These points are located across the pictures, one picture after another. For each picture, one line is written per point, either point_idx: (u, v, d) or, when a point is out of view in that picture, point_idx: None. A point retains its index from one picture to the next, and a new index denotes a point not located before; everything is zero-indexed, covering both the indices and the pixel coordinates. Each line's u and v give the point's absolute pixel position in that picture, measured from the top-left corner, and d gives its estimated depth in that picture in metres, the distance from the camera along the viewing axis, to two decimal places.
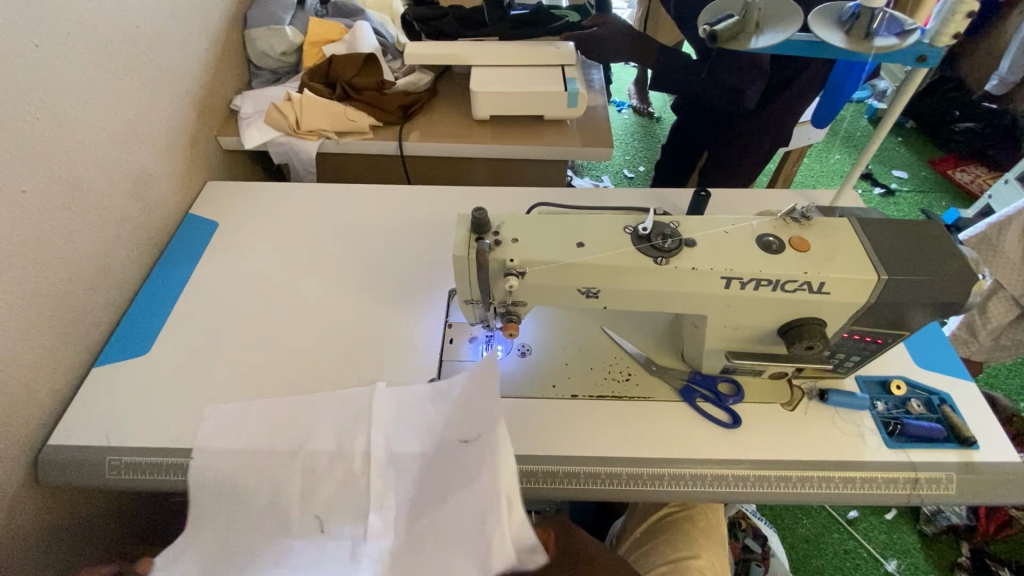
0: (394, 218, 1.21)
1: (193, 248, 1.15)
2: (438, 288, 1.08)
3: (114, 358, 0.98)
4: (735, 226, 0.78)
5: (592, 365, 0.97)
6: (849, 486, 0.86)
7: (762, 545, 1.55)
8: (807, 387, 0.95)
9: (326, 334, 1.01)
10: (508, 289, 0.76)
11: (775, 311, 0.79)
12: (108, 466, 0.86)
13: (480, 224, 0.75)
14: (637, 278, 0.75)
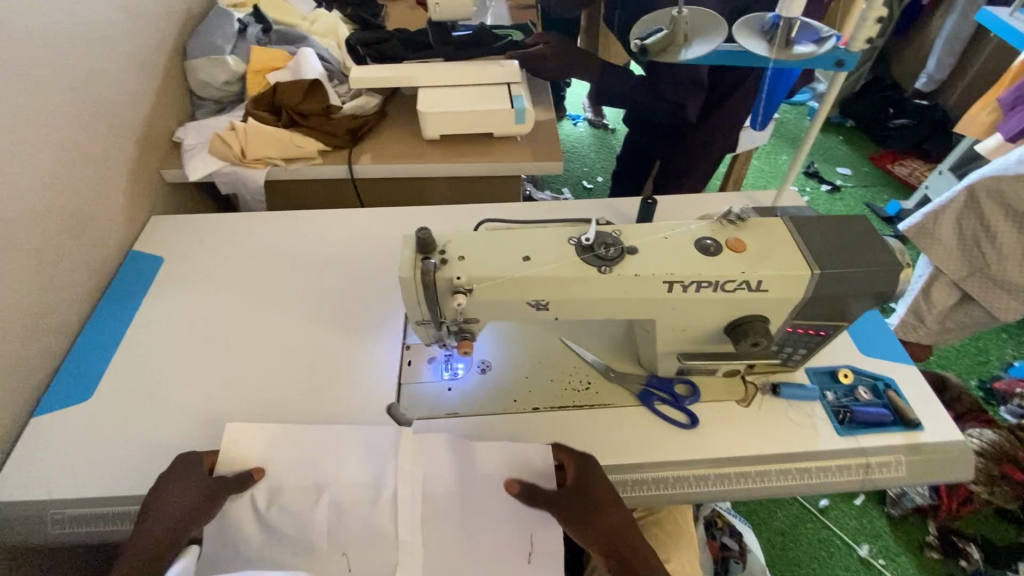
0: (348, 242, 1.20)
1: (138, 285, 1.12)
2: (394, 310, 1.07)
3: (53, 406, 0.93)
4: (675, 231, 0.80)
5: (551, 377, 0.97)
6: (805, 476, 0.89)
7: (738, 542, 1.57)
8: (760, 382, 0.97)
9: (280, 364, 0.99)
10: (457, 308, 0.76)
11: (720, 311, 0.81)
12: (51, 520, 0.82)
13: (425, 244, 0.75)
14: (583, 288, 0.76)
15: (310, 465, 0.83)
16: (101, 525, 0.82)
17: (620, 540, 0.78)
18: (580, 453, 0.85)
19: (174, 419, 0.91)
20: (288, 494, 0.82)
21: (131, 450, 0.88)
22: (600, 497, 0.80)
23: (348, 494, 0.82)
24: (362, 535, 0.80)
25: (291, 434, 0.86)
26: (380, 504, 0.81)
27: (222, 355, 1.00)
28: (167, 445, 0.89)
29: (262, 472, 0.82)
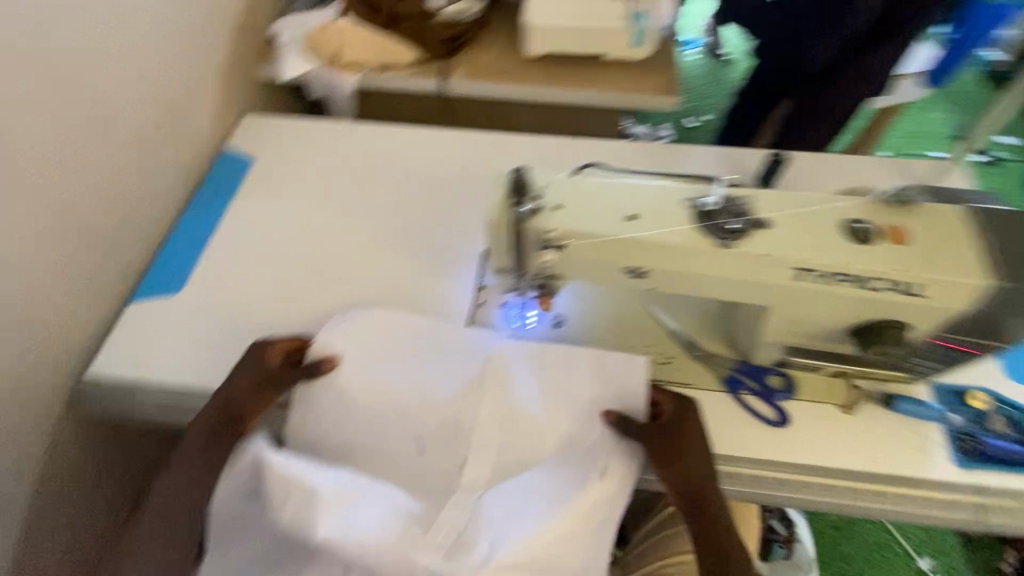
0: (431, 166, 1.13)
1: (227, 185, 1.12)
2: (472, 246, 1.01)
3: (147, 292, 0.97)
4: (816, 211, 0.67)
5: (629, 344, 0.89)
6: (898, 502, 0.79)
7: (787, 528, 1.45)
8: (871, 390, 0.85)
9: (353, 286, 0.97)
10: (544, 264, 0.68)
11: (852, 310, 0.68)
12: (141, 400, 0.88)
13: (520, 187, 0.67)
14: (695, 262, 0.65)
15: (384, 354, 0.85)
16: (184, 412, 0.87)
17: (706, 497, 0.74)
18: (683, 401, 0.80)
19: (254, 322, 0.93)
20: (369, 377, 0.82)
21: (213, 348, 0.91)
22: (693, 448, 0.76)
23: (429, 393, 0.82)
24: (437, 433, 0.80)
25: (379, 323, 0.87)
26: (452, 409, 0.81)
27: (300, 267, 1.00)
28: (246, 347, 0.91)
29: (333, 358, 0.82)
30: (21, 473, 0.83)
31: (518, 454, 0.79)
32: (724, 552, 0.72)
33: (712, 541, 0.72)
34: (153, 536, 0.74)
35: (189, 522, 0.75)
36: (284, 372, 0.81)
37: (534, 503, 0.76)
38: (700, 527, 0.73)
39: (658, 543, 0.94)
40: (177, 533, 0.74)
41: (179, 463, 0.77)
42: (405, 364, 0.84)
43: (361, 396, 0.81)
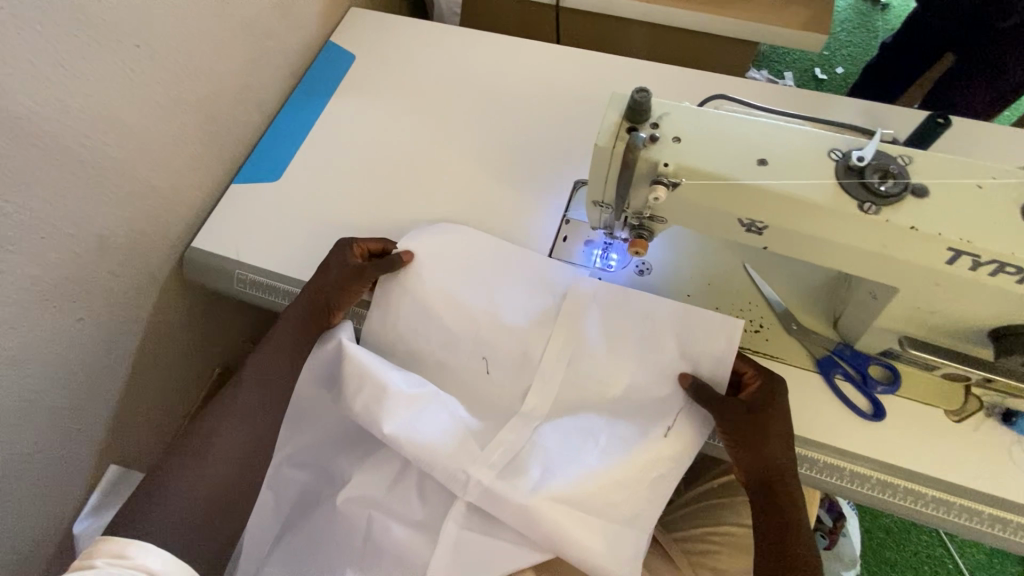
0: (535, 83, 1.06)
1: (329, 80, 1.11)
2: (566, 175, 0.96)
3: (248, 178, 1.01)
4: (995, 182, 0.56)
5: (717, 304, 0.83)
6: (997, 527, 0.70)
7: (833, 520, 1.24)
8: (989, 401, 0.75)
9: (440, 199, 0.95)
10: (650, 200, 0.63)
11: (1005, 308, 0.58)
12: (237, 278, 0.94)
13: (639, 110, 0.60)
14: (827, 223, 0.57)
15: (465, 266, 0.84)
16: (273, 296, 0.92)
17: (777, 482, 0.70)
18: (772, 376, 0.74)
19: (342, 221, 0.95)
20: (449, 286, 0.83)
21: (303, 241, 0.94)
22: (777, 430, 0.70)
23: (503, 318, 0.81)
24: (507, 356, 0.81)
25: (457, 240, 0.85)
26: (525, 334, 0.80)
27: (391, 173, 0.99)
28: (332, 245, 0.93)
29: (412, 255, 0.83)
30: (134, 325, 0.92)
31: (584, 392, 0.79)
32: (791, 538, 0.69)
33: (781, 526, 0.69)
34: (248, 403, 0.80)
35: (279, 394, 0.82)
36: (370, 267, 0.81)
37: (592, 445, 0.76)
38: (762, 508, 0.70)
39: (704, 511, 0.91)
40: (269, 403, 0.81)
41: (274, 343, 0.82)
42: (480, 285, 0.83)
43: (437, 310, 0.82)
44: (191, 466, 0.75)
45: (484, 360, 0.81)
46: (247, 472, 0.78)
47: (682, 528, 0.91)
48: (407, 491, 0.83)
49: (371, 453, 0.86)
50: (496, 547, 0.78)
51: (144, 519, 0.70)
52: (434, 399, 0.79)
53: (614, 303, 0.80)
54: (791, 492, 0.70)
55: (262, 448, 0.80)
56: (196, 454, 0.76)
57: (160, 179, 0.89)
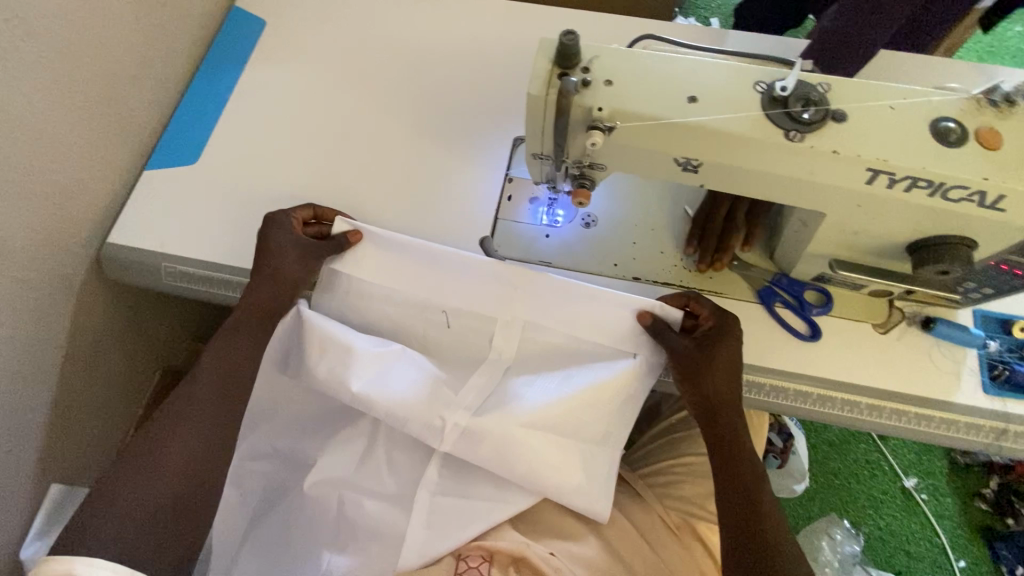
0: (463, 39, 1.02)
1: (240, 49, 1.02)
2: (504, 134, 0.93)
3: (162, 164, 0.93)
4: (907, 101, 0.59)
5: (662, 249, 0.85)
6: (922, 424, 0.78)
7: (784, 441, 1.32)
8: (909, 311, 0.81)
9: (376, 167, 0.91)
10: (588, 147, 0.62)
11: (918, 222, 0.62)
12: (164, 272, 0.88)
13: (568, 54, 0.59)
14: (757, 156, 0.59)
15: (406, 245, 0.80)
16: (207, 286, 0.88)
17: (721, 411, 0.73)
18: (723, 312, 0.75)
19: (273, 202, 0.89)
20: (397, 258, 0.80)
21: (234, 226, 0.88)
22: (727, 361, 0.73)
23: (459, 279, 0.80)
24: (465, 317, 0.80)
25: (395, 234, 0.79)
26: (478, 297, 0.80)
27: (320, 145, 0.93)
28: None
29: (359, 235, 0.80)
30: (54, 336, 0.84)
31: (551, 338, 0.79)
32: (735, 457, 0.73)
33: (726, 448, 0.73)
34: (198, 403, 0.74)
35: (230, 398, 0.76)
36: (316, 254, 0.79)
37: (564, 376, 0.78)
38: (711, 435, 0.74)
39: (667, 446, 0.97)
40: (222, 405, 0.75)
41: (224, 343, 0.77)
42: (433, 254, 0.79)
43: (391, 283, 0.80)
44: (144, 471, 0.69)
45: (444, 314, 0.80)
46: (204, 479, 0.72)
47: (646, 464, 0.97)
48: (375, 467, 0.83)
49: (335, 432, 0.84)
50: (470, 507, 0.80)
51: (95, 527, 0.64)
52: (397, 360, 0.79)
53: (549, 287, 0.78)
54: (735, 420, 0.73)
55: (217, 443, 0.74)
56: (144, 459, 0.69)
57: (58, 172, 0.80)
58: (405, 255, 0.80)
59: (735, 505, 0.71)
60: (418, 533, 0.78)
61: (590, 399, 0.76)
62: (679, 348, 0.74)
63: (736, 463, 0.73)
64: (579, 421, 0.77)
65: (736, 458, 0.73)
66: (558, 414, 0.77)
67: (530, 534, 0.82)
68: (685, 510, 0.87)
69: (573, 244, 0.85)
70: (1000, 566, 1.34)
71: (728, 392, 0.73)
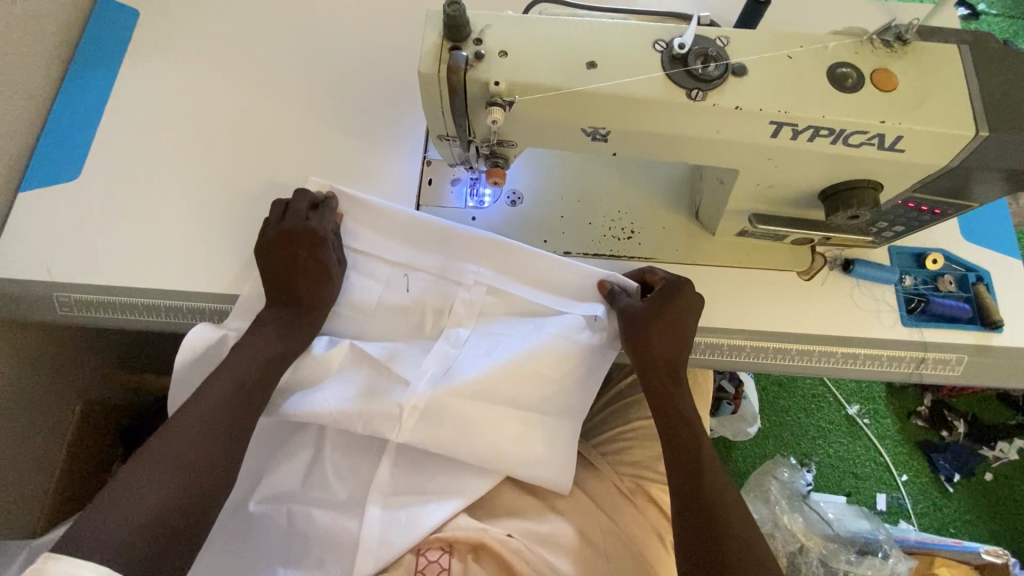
0: (362, 13, 0.94)
1: (114, 45, 0.92)
2: (417, 113, 0.88)
3: (39, 182, 0.83)
4: (804, 49, 0.58)
5: (590, 220, 0.83)
6: (850, 361, 0.81)
7: (736, 387, 1.36)
8: (831, 255, 0.83)
9: (284, 164, 0.84)
10: (491, 125, 0.59)
11: (826, 170, 0.62)
12: (58, 302, 0.79)
13: (456, 26, 0.55)
14: (664, 117, 0.58)
15: (374, 212, 0.77)
16: (107, 312, 0.79)
17: (672, 369, 0.74)
18: (677, 277, 0.74)
19: (174, 212, 0.82)
20: (362, 230, 0.79)
21: (133, 244, 0.81)
22: (674, 324, 0.73)
23: (424, 248, 0.78)
24: (413, 297, 0.79)
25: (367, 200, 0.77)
26: (434, 265, 0.79)
27: (219, 145, 0.86)
28: (169, 241, 0.81)
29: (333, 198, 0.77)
30: None
31: (505, 309, 0.79)
32: (682, 411, 0.74)
33: (673, 401, 0.75)
34: (207, 408, 0.67)
35: (239, 410, 0.69)
36: (300, 233, 0.74)
37: (519, 345, 0.76)
38: (661, 390, 0.74)
39: (619, 413, 0.97)
40: (229, 431, 0.68)
41: (239, 353, 0.72)
42: (403, 219, 0.77)
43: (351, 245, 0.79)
44: (148, 475, 0.61)
45: (405, 279, 0.79)
46: (205, 495, 0.64)
47: (598, 433, 0.97)
48: (322, 477, 0.79)
49: (281, 445, 0.82)
50: (425, 503, 0.78)
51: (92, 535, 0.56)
52: (353, 364, 0.77)
53: (506, 253, 0.77)
54: (682, 376, 0.75)
55: (220, 471, 0.66)
56: (150, 460, 0.62)
57: None
58: (375, 225, 0.78)
59: (682, 452, 0.73)
60: (372, 535, 0.75)
61: (542, 364, 0.75)
62: (627, 308, 0.74)
63: (685, 416, 0.74)
64: (533, 391, 0.76)
65: (683, 412, 0.74)
66: (513, 393, 0.76)
67: (491, 518, 0.81)
68: (637, 474, 0.89)
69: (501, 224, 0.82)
70: (938, 475, 1.44)
71: (675, 351, 0.73)
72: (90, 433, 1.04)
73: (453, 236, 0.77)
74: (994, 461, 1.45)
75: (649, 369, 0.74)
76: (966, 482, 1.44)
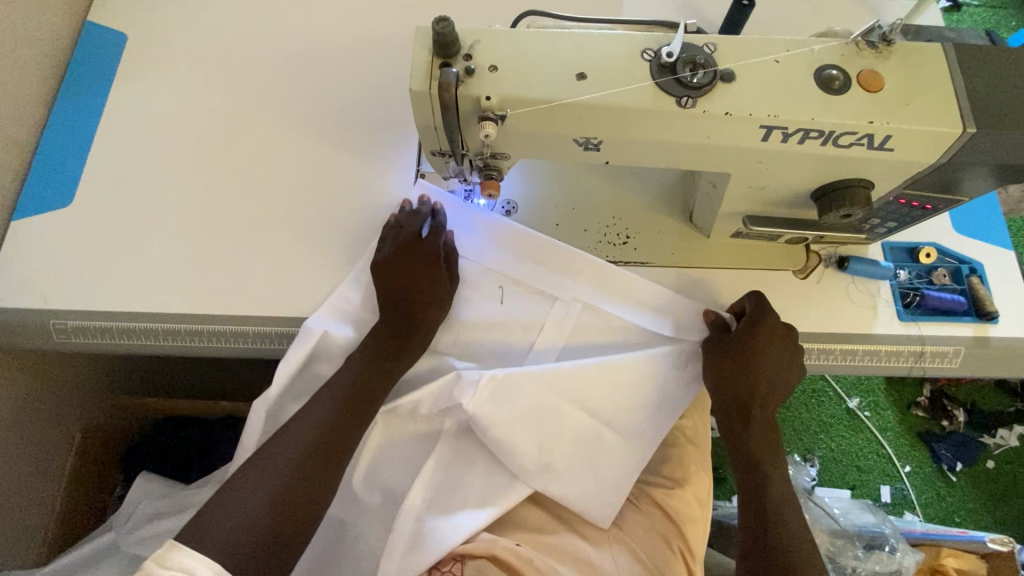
0: (350, 30, 0.95)
1: (103, 69, 0.92)
2: (409, 127, 0.88)
3: (33, 210, 0.83)
4: (790, 54, 0.59)
5: (585, 227, 0.83)
6: (849, 358, 0.81)
7: None
8: (825, 253, 0.84)
9: (279, 183, 0.85)
10: (484, 139, 0.59)
11: (818, 170, 0.63)
12: (54, 329, 0.79)
13: (446, 42, 0.56)
14: (656, 125, 0.58)
15: (485, 226, 0.82)
16: (105, 338, 0.79)
17: (756, 404, 0.75)
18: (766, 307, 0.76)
19: (169, 235, 0.82)
20: (466, 242, 0.82)
21: (130, 268, 0.80)
22: (765, 356, 0.74)
23: (519, 259, 0.82)
24: (503, 308, 0.81)
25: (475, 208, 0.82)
26: (531, 283, 0.81)
27: (212, 166, 0.86)
28: (165, 264, 0.80)
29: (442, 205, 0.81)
30: None
31: (597, 326, 0.82)
32: (762, 451, 0.75)
33: (754, 436, 0.76)
34: (312, 420, 0.71)
35: (341, 430, 0.72)
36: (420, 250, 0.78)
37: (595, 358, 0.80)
38: (743, 423, 0.76)
39: None
40: (329, 445, 0.70)
41: (342, 372, 0.76)
42: (509, 230, 0.81)
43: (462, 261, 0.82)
44: (258, 479, 0.66)
45: (500, 290, 0.82)
46: (304, 502, 0.66)
47: None
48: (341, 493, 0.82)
49: None
50: (439, 518, 0.78)
51: (209, 528, 0.61)
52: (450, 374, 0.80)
53: (608, 274, 0.80)
54: (769, 414, 0.76)
55: (319, 482, 0.68)
56: (261, 466, 0.67)
57: None
58: (480, 239, 0.82)
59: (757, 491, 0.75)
60: (391, 565, 0.75)
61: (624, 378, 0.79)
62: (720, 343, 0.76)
63: (767, 453, 0.75)
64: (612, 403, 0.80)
65: (762, 451, 0.75)
66: (588, 402, 0.80)
67: (498, 529, 0.82)
68: (641, 479, 0.86)
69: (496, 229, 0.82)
70: (940, 465, 1.45)
71: (765, 387, 0.75)
72: (92, 458, 1.04)
73: (554, 252, 0.81)
74: (995, 448, 1.46)
75: (720, 402, 0.77)
76: (969, 471, 1.45)
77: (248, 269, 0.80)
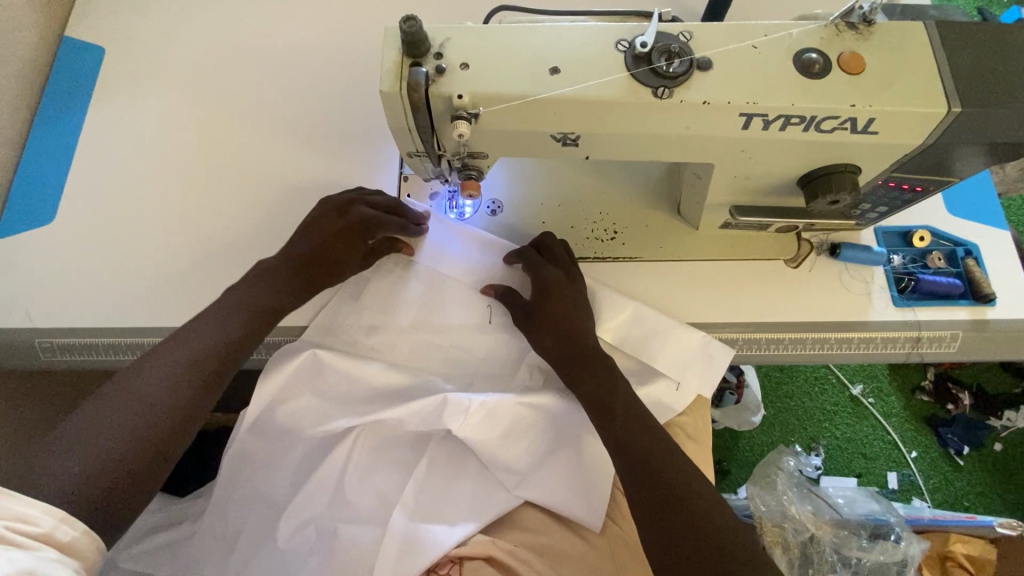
0: (329, 34, 0.94)
1: (82, 84, 0.91)
2: (389, 132, 0.87)
3: (16, 228, 0.82)
4: (768, 38, 0.57)
5: (572, 224, 0.82)
6: (844, 347, 0.80)
7: (738, 376, 1.30)
8: (817, 241, 0.82)
9: (261, 192, 0.84)
10: (457, 139, 0.58)
11: (801, 157, 0.62)
12: (40, 348, 0.78)
13: (413, 41, 0.54)
14: (632, 117, 0.57)
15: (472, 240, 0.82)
16: (96, 355, 0.78)
17: (608, 406, 0.70)
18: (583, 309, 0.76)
19: (152, 248, 0.81)
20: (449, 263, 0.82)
21: (114, 283, 0.80)
22: (592, 362, 0.73)
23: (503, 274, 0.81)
24: (490, 325, 0.80)
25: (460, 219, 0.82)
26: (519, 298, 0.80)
27: (194, 178, 0.85)
28: (149, 277, 0.80)
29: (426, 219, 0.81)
30: None
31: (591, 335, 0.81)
32: (650, 443, 0.67)
33: (639, 431, 0.68)
34: (175, 349, 0.65)
35: (208, 364, 0.65)
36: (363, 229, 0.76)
37: None
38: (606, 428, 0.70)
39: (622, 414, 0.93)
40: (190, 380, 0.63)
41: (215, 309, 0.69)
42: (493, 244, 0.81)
43: (443, 272, 0.81)
44: (103, 414, 0.59)
45: (488, 307, 0.81)
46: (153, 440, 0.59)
47: None
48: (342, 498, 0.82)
49: (302, 472, 0.83)
50: (435, 525, 0.78)
51: (45, 472, 0.54)
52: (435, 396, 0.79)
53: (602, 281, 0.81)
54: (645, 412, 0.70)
55: (171, 419, 0.61)
56: (106, 400, 0.60)
57: None
58: (468, 258, 0.81)
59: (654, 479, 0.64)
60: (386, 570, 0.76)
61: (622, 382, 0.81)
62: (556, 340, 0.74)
63: (650, 442, 0.67)
64: None
65: (654, 443, 0.67)
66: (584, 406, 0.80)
67: (496, 532, 0.81)
68: None
69: (485, 242, 0.81)
70: (946, 449, 1.43)
71: (616, 392, 0.71)
72: None
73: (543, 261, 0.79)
74: (1002, 430, 1.43)
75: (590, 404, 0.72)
76: (976, 454, 1.43)
77: (233, 280, 0.79)
